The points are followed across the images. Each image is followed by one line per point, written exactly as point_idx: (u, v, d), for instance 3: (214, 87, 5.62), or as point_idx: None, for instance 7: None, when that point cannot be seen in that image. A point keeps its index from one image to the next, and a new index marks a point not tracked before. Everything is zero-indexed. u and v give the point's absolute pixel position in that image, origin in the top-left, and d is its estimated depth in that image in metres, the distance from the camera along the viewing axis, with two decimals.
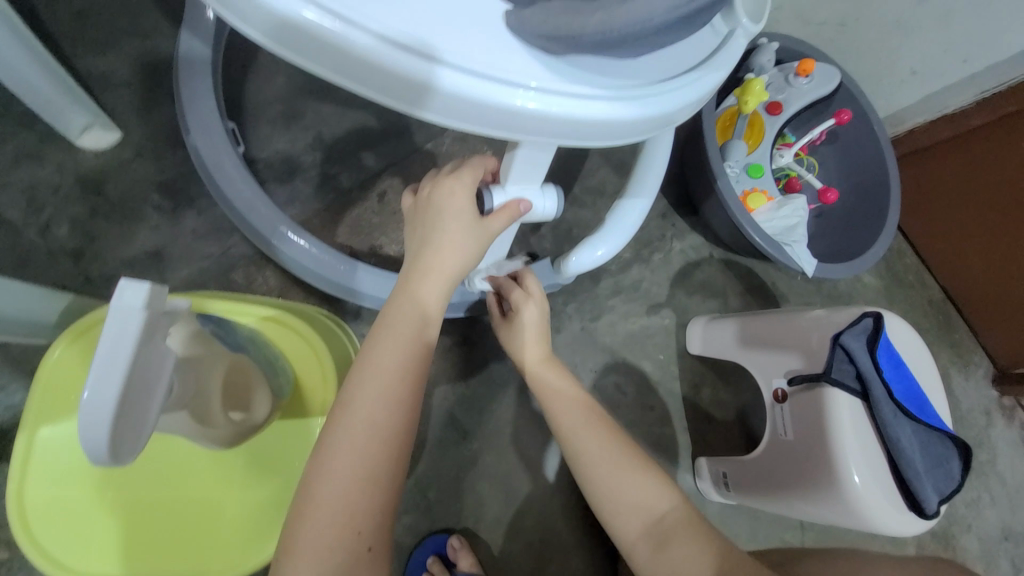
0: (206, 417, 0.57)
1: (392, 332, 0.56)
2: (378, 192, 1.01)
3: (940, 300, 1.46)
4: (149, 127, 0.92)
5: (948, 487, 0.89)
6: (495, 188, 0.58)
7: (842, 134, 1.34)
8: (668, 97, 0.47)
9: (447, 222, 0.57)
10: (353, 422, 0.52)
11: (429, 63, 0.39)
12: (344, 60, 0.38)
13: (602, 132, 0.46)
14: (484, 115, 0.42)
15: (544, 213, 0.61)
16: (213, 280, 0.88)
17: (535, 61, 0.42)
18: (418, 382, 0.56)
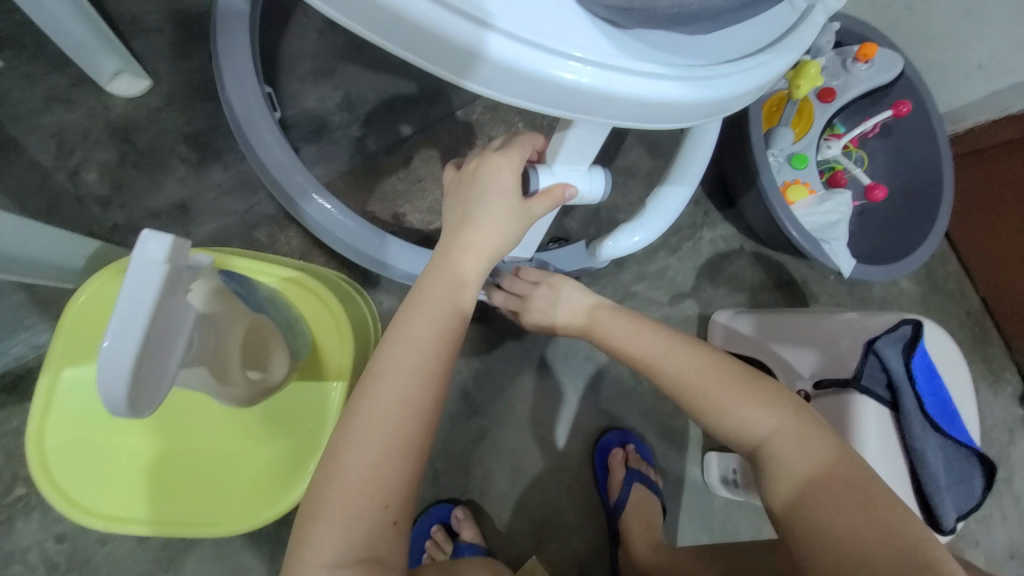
0: (221, 374, 0.56)
1: (428, 303, 0.53)
2: (405, 158, 0.99)
3: (977, 312, 1.39)
4: (178, 75, 0.91)
5: (968, 505, 0.86)
6: (541, 168, 0.57)
7: (898, 128, 1.26)
8: (736, 78, 0.43)
9: (490, 199, 0.55)
10: (383, 392, 0.49)
11: (481, 30, 0.36)
12: (392, 24, 0.35)
13: (661, 115, 0.43)
14: (536, 89, 0.39)
15: (590, 195, 0.60)
16: (236, 237, 0.88)
17: (599, 35, 0.39)
18: (450, 356, 0.53)
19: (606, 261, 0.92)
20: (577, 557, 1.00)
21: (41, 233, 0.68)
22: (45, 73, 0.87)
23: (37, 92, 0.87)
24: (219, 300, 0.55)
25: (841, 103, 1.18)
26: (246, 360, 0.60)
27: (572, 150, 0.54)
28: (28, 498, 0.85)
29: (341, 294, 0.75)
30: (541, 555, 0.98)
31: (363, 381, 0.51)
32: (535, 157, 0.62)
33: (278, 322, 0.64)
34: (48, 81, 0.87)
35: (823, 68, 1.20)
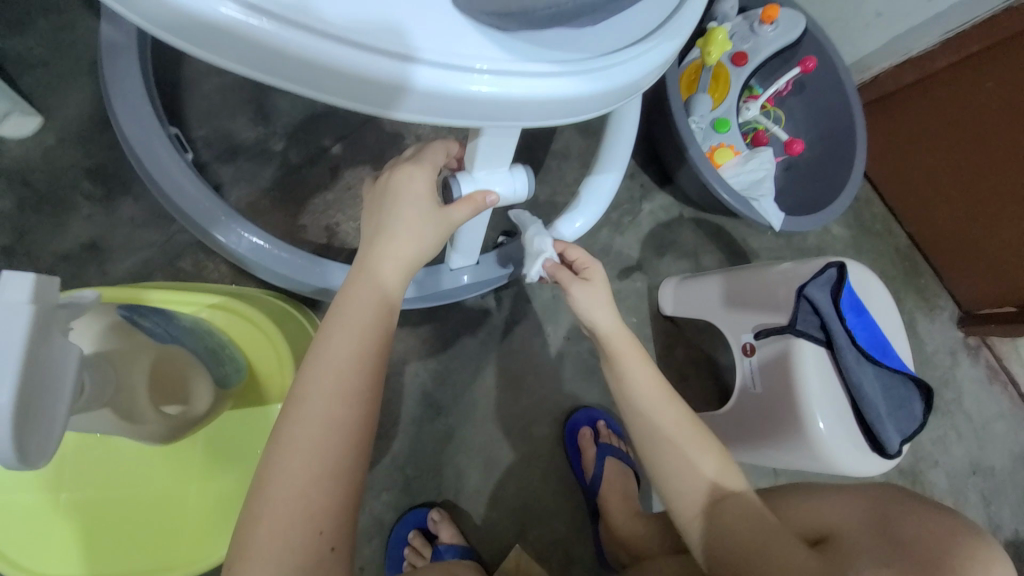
0: (129, 417, 0.53)
1: (347, 320, 0.51)
2: (331, 166, 0.97)
3: (906, 247, 1.48)
4: (73, 109, 0.85)
5: (910, 427, 0.92)
6: (462, 176, 0.57)
7: (810, 83, 1.32)
8: (627, 65, 0.46)
9: (403, 209, 0.53)
10: (305, 417, 0.47)
11: (398, 63, 0.39)
12: (308, 72, 0.38)
13: (563, 109, 0.46)
14: (414, 101, 0.41)
15: (514, 195, 0.60)
16: (159, 270, 0.84)
17: (487, 42, 0.41)
18: (377, 372, 0.51)
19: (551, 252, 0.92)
20: (560, 538, 1.01)
21: None
22: None
23: None
24: (118, 337, 0.52)
25: (753, 66, 1.23)
26: (158, 397, 0.57)
27: (487, 157, 0.55)
28: None
29: (287, 323, 0.73)
30: (524, 543, 0.99)
31: (286, 410, 0.49)
32: (455, 164, 0.62)
33: (197, 351, 0.61)
34: None
35: (733, 33, 1.24)
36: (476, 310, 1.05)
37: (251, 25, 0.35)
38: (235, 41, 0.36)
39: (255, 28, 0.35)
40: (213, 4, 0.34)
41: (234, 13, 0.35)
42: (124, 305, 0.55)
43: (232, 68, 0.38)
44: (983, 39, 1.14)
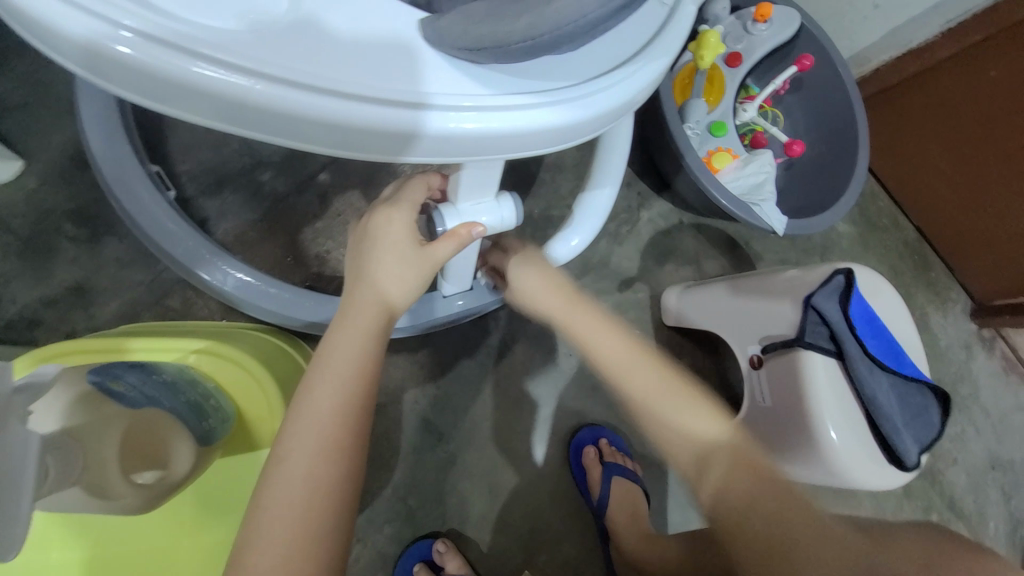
0: (101, 490, 0.62)
1: (330, 371, 0.48)
2: (318, 192, 0.95)
3: (914, 240, 1.44)
4: (55, 150, 0.84)
5: (927, 436, 0.89)
6: (446, 209, 0.55)
7: (808, 81, 1.29)
8: (614, 90, 0.43)
9: (382, 251, 0.51)
10: (289, 478, 0.44)
11: (409, 110, 0.37)
12: (308, 129, 0.37)
13: (554, 139, 0.43)
14: (429, 146, 0.40)
15: (501, 224, 0.58)
16: (147, 310, 0.82)
17: (468, 78, 0.40)
18: (361, 422, 0.48)
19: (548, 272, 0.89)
20: (570, 561, 0.98)
21: None
22: None
23: None
24: (82, 410, 0.62)
25: (749, 66, 1.20)
26: (131, 464, 0.64)
27: (468, 188, 0.53)
28: None
29: (280, 367, 0.71)
30: (533, 568, 0.96)
31: (269, 471, 0.46)
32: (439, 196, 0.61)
33: (174, 408, 0.65)
34: None
35: (726, 33, 1.21)
36: (473, 332, 1.03)
37: (227, 80, 0.33)
38: (209, 98, 0.34)
39: (228, 84, 0.33)
40: (183, 61, 0.32)
41: (220, 75, 0.33)
42: (94, 370, 0.60)
43: (206, 123, 0.36)
44: (986, 29, 1.11)
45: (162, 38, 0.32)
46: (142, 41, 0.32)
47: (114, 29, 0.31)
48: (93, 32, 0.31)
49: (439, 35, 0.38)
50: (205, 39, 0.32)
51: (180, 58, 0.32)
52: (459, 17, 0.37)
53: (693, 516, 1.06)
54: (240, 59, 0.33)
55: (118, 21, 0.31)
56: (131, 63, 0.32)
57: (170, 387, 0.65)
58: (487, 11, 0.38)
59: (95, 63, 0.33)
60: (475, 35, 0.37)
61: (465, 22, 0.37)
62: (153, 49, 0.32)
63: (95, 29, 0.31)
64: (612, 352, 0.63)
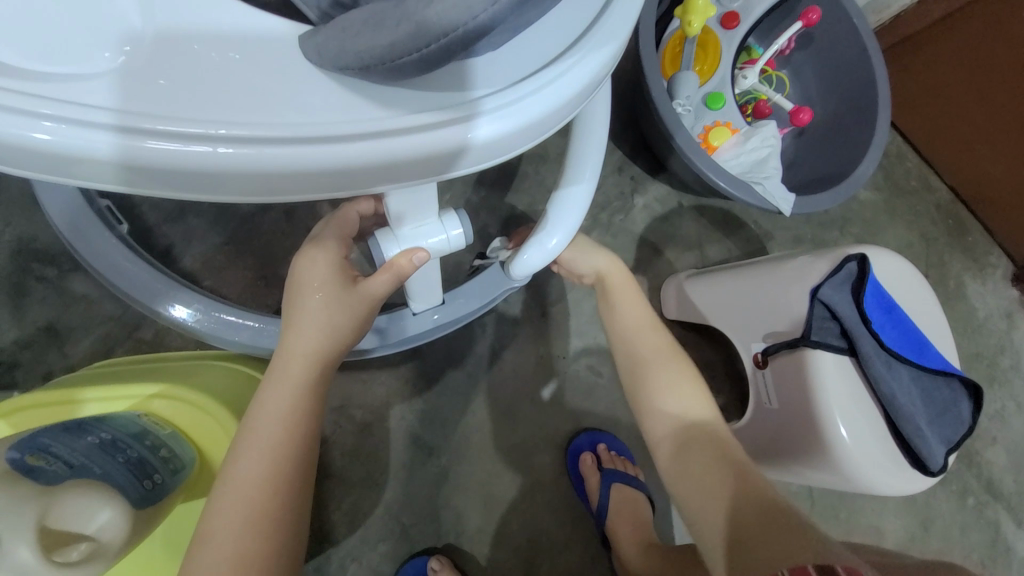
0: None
1: (257, 434, 0.45)
2: (284, 208, 0.91)
3: (948, 202, 1.30)
4: (13, 189, 0.82)
5: (957, 433, 0.80)
6: (383, 239, 0.48)
7: (818, 36, 1.16)
8: (546, 93, 0.32)
9: (306, 296, 0.47)
10: (214, 560, 0.41)
11: (455, 126, 0.31)
12: (301, 177, 0.30)
13: (559, 119, 0.35)
14: (480, 155, 0.32)
15: (448, 246, 0.50)
16: (120, 344, 0.81)
17: (367, 101, 0.30)
18: (293, 488, 0.45)
19: (527, 278, 0.80)
20: (572, 570, 0.96)
21: None
22: None
23: None
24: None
25: (747, 27, 1.08)
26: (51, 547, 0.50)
27: (398, 214, 0.45)
28: None
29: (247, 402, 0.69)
30: None
31: (193, 550, 0.42)
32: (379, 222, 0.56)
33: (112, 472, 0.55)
34: None
35: None
36: (459, 341, 0.99)
37: (191, 153, 0.27)
38: (180, 175, 0.28)
39: (196, 155, 0.27)
40: (132, 142, 0.27)
41: (180, 145, 0.27)
42: (15, 445, 0.52)
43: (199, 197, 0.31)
44: None
45: (104, 124, 0.26)
46: (118, 134, 0.26)
47: (38, 122, 0.25)
48: (20, 133, 0.25)
49: (318, 54, 0.29)
50: (152, 111, 0.27)
51: (129, 140, 0.27)
52: (334, 30, 0.29)
53: None
54: (191, 125, 0.27)
55: (42, 113, 0.25)
56: (101, 160, 0.27)
57: (110, 445, 0.57)
58: (365, 18, 0.29)
59: (59, 167, 0.27)
60: (351, 53, 0.28)
61: (340, 37, 0.28)
62: (129, 139, 0.27)
63: (8, 125, 0.25)
64: (636, 316, 0.76)
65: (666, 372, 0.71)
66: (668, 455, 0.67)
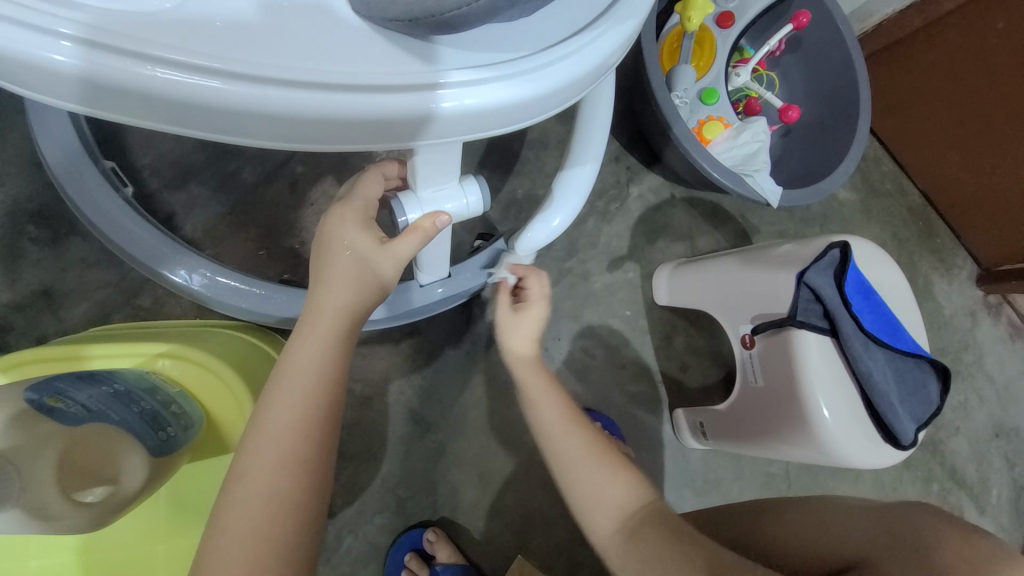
0: (42, 512, 0.60)
1: (287, 382, 0.46)
2: (288, 180, 0.91)
3: (919, 206, 1.38)
4: (9, 150, 0.81)
5: (926, 412, 0.86)
6: (407, 199, 0.49)
7: (807, 39, 1.22)
8: (570, 60, 0.34)
9: (337, 252, 0.49)
10: (247, 499, 0.43)
11: (419, 91, 0.31)
12: (295, 126, 0.31)
13: (579, 88, 0.37)
14: (441, 129, 0.34)
15: (467, 211, 0.52)
16: (118, 310, 0.80)
17: (402, 52, 0.31)
18: (323, 435, 0.46)
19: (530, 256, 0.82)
20: (563, 545, 0.98)
21: None
22: None
23: None
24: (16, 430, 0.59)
25: (742, 27, 1.13)
26: (73, 483, 0.62)
27: (425, 174, 0.47)
28: None
29: (252, 365, 0.70)
30: (527, 552, 0.97)
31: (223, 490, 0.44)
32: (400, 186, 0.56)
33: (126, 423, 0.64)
34: None
35: None
36: (458, 320, 1.00)
37: (194, 86, 0.28)
38: (177, 106, 0.29)
39: (197, 89, 0.28)
40: (138, 69, 0.27)
41: (185, 78, 0.28)
42: (35, 387, 0.58)
43: (174, 129, 0.31)
44: None
45: (113, 45, 0.27)
46: (85, 47, 0.27)
47: (52, 39, 0.26)
48: (29, 46, 0.26)
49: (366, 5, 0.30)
50: (166, 43, 0.27)
51: (135, 66, 0.27)
52: None
53: (690, 495, 1.11)
54: (201, 59, 0.28)
55: (59, 32, 0.26)
56: (101, 81, 0.27)
57: (122, 397, 0.63)
58: None
59: (2, 66, 0.27)
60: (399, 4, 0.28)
61: None
62: (98, 54, 0.27)
63: (24, 36, 0.26)
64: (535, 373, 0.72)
65: (582, 453, 0.65)
66: (619, 555, 0.60)
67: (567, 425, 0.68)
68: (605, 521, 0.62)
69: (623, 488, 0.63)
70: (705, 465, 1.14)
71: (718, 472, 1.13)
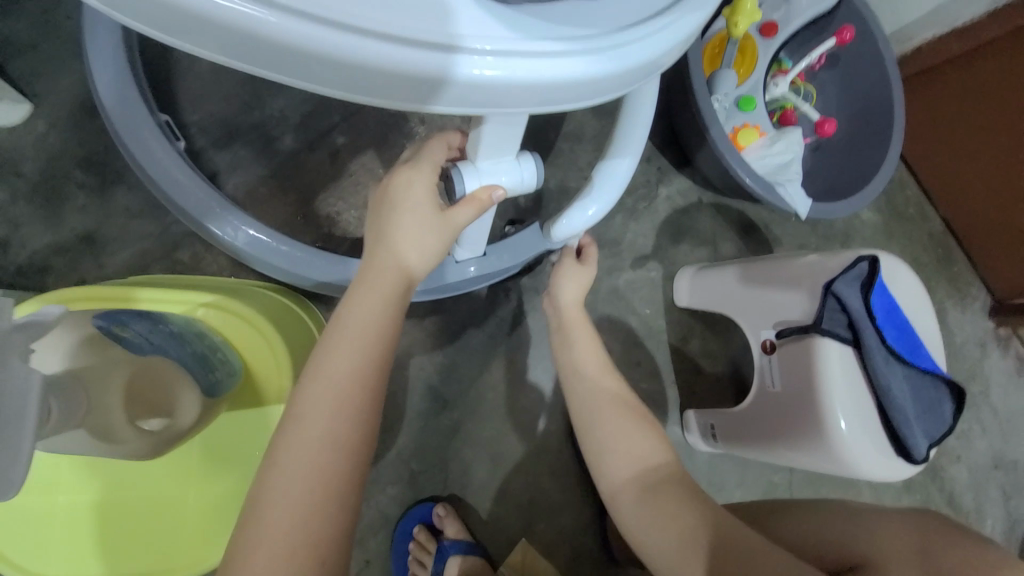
0: (107, 434, 0.64)
1: (346, 335, 0.48)
2: (330, 150, 0.92)
3: (940, 233, 1.39)
4: (63, 95, 0.82)
5: (938, 431, 0.87)
6: (465, 169, 0.51)
7: (845, 56, 1.23)
8: (631, 48, 0.35)
9: (401, 214, 0.50)
10: (303, 443, 0.45)
11: (443, 51, 0.30)
12: (336, 69, 0.30)
13: (634, 79, 0.37)
14: (463, 95, 0.32)
15: (521, 185, 0.53)
16: (156, 262, 0.82)
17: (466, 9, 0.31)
18: (377, 389, 0.48)
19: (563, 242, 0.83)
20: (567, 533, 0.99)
21: None
22: None
23: None
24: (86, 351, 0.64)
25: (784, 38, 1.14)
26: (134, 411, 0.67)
27: (490, 146, 0.48)
28: None
29: (287, 323, 0.71)
30: (531, 536, 0.98)
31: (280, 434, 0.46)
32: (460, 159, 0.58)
33: (184, 361, 0.65)
34: None
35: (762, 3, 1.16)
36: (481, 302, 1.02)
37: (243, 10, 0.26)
38: (222, 30, 0.27)
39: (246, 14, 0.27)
40: None
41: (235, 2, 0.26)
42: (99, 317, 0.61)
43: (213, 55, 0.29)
44: None
45: None
46: None
47: None
48: None
49: None
50: None
51: None
52: None
53: None
54: None
55: None
56: None
57: (177, 337, 0.65)
58: None
59: None
60: None
61: None
62: None
63: None
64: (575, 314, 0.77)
65: (619, 408, 0.69)
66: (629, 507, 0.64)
67: (602, 373, 0.73)
68: (620, 468, 0.65)
69: (654, 450, 0.66)
70: (710, 468, 1.15)
71: (722, 476, 1.15)
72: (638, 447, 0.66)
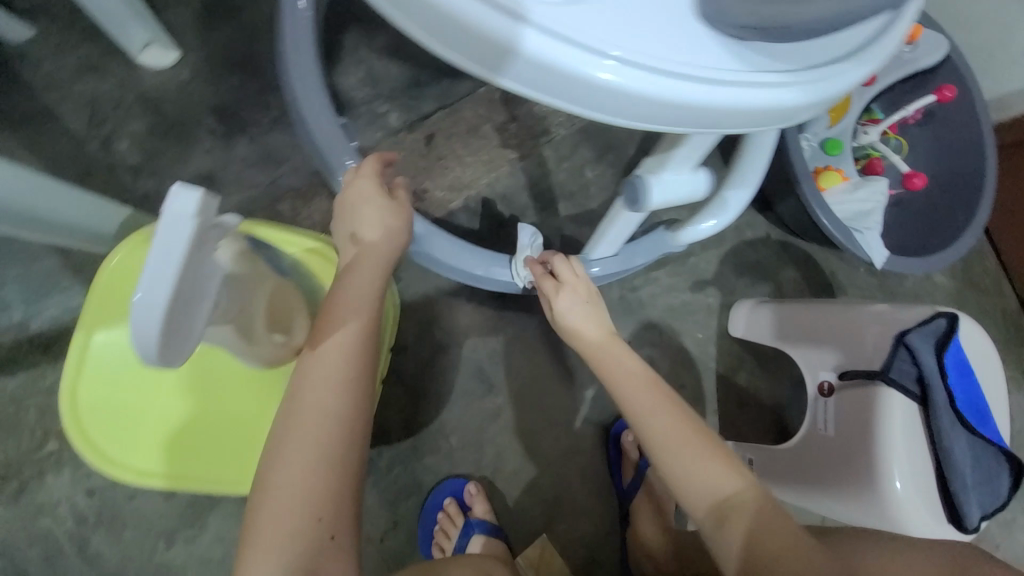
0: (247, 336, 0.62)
1: (327, 320, 0.59)
2: (426, 133, 0.99)
3: (1016, 311, 1.33)
4: (207, 49, 0.92)
5: (994, 505, 0.84)
6: (653, 179, 0.60)
7: (941, 114, 1.20)
8: (730, 88, 0.37)
9: (354, 209, 0.63)
10: (299, 412, 0.54)
11: (512, 20, 0.32)
12: (447, 28, 0.33)
13: (729, 123, 0.39)
14: (526, 69, 0.34)
15: (697, 193, 0.62)
16: (260, 208, 0.89)
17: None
18: (359, 379, 0.57)
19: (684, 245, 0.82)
20: (587, 538, 1.00)
21: (81, 199, 0.70)
22: (77, 44, 0.90)
23: (71, 62, 0.89)
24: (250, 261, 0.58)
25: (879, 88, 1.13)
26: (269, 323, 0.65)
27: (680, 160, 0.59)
28: (56, 455, 0.89)
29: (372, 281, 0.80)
30: (552, 534, 0.99)
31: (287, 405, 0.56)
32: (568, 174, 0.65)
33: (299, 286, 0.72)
34: (81, 51, 0.90)
35: None
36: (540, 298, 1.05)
37: None
38: None
39: None
40: None
41: None
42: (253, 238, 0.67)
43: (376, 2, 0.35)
44: None
45: None
46: None
47: None
48: None
49: None
50: None
51: None
52: None
53: None
54: None
55: None
56: None
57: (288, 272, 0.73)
58: None
59: None
60: None
61: None
62: None
63: None
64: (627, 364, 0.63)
65: (689, 432, 0.58)
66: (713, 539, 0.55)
67: (663, 406, 0.59)
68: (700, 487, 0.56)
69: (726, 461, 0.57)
70: None
71: None
72: (705, 477, 0.56)
